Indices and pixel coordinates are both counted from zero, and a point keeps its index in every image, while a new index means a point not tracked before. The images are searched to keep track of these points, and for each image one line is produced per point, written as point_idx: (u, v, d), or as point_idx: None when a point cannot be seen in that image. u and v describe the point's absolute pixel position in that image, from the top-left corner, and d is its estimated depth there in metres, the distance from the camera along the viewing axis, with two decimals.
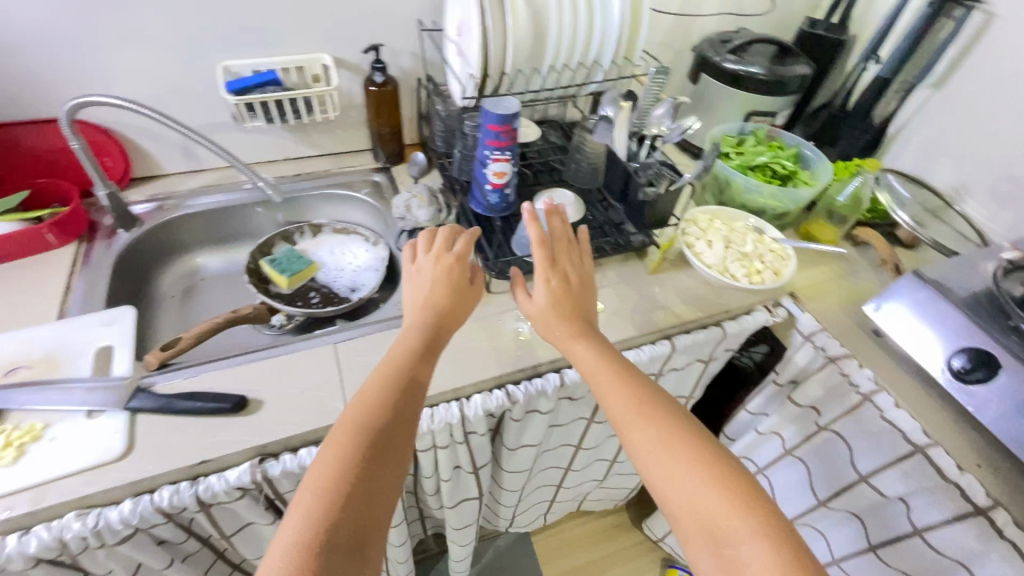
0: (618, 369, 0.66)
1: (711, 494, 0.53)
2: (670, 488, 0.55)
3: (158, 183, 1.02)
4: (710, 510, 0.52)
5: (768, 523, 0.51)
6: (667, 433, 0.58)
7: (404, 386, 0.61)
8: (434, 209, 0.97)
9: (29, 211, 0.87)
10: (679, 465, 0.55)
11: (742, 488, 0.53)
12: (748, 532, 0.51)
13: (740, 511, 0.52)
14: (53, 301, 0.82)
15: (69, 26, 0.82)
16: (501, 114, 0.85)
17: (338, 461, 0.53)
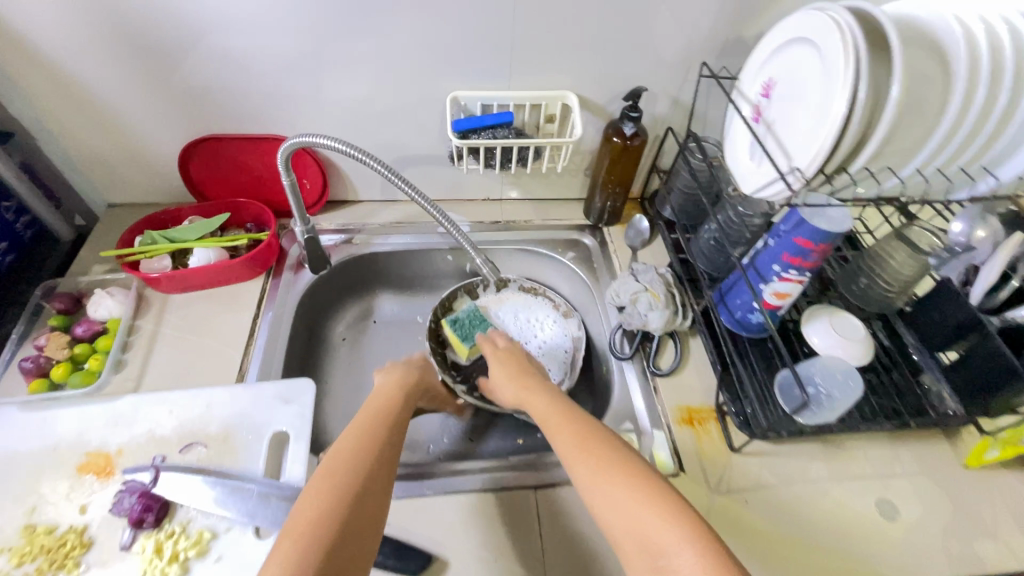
0: (576, 418, 0.58)
1: (638, 506, 0.45)
2: (616, 517, 0.46)
3: (351, 210, 0.91)
4: (640, 521, 0.44)
5: (682, 510, 0.44)
6: (600, 456, 0.51)
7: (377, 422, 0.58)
8: (669, 312, 0.75)
9: (227, 236, 0.79)
10: (608, 481, 0.48)
11: (669, 495, 0.45)
12: (677, 536, 0.42)
13: (663, 513, 0.44)
14: (235, 349, 0.73)
15: (305, 40, 0.70)
16: (825, 230, 0.58)
17: (311, 511, 0.46)
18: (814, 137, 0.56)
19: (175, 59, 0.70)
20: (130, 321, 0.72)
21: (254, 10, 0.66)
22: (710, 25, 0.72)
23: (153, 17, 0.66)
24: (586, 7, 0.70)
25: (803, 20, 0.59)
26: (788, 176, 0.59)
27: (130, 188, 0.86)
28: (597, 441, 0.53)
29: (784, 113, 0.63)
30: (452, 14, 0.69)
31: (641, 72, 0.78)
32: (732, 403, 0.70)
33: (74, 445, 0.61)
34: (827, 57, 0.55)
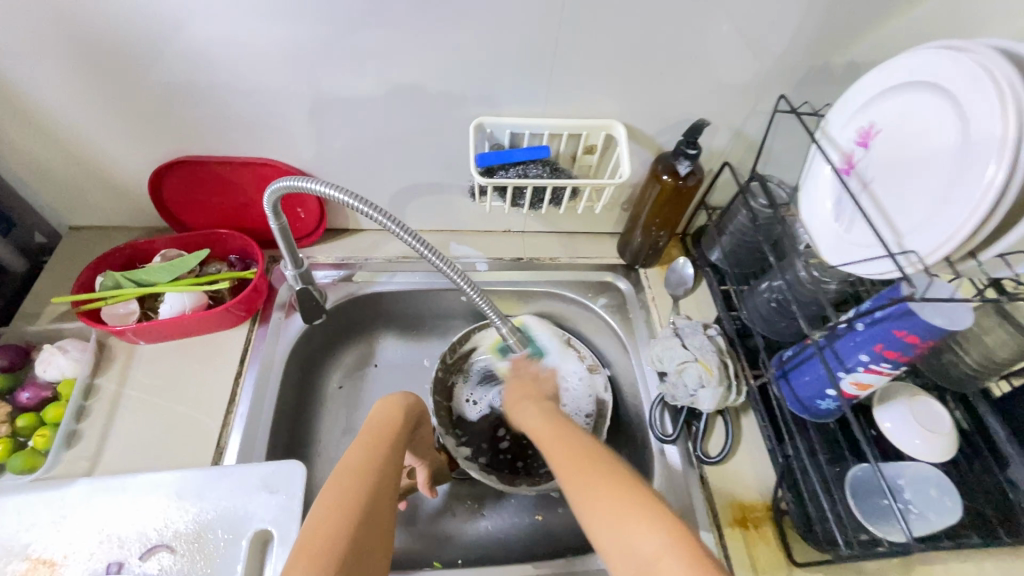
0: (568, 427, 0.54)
1: (624, 512, 0.41)
2: (602, 522, 0.42)
3: (353, 240, 0.79)
4: (624, 525, 0.41)
5: (668, 516, 0.40)
6: (593, 460, 0.47)
7: (391, 421, 0.56)
8: (723, 388, 0.65)
9: (205, 278, 0.67)
10: (597, 484, 0.45)
11: (654, 502, 0.42)
12: (660, 544, 0.38)
13: (646, 517, 0.40)
14: (212, 417, 0.62)
15: (302, 52, 0.58)
16: (941, 327, 0.47)
17: (314, 527, 0.42)
18: (942, 215, 0.45)
19: (142, 71, 0.58)
20: (86, 381, 0.61)
21: (238, 15, 0.54)
22: (793, 51, 0.60)
23: (112, 20, 0.53)
24: (646, 24, 0.57)
25: (935, 61, 0.46)
26: (900, 258, 0.48)
27: (96, 211, 0.74)
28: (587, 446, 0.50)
29: (894, 174, 0.51)
30: (481, 27, 0.56)
31: (701, 101, 0.65)
32: (793, 504, 0.59)
33: (10, 547, 0.50)
34: (973, 116, 0.43)
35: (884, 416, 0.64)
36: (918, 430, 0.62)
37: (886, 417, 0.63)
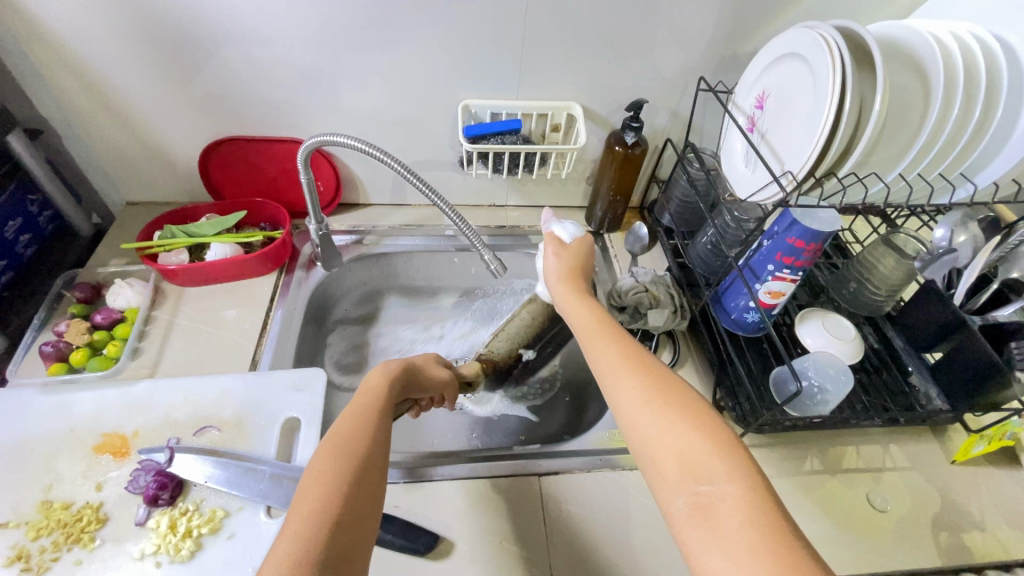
0: (621, 340, 0.55)
1: (687, 433, 0.44)
2: (667, 443, 0.44)
3: (363, 212, 0.95)
4: (693, 450, 0.43)
5: (734, 447, 0.43)
6: (655, 383, 0.49)
7: (376, 389, 0.58)
8: (669, 313, 0.79)
9: (242, 233, 0.82)
10: (660, 409, 0.47)
11: (719, 429, 0.44)
12: (727, 466, 0.41)
13: (715, 445, 0.43)
14: (248, 340, 0.75)
15: (329, 51, 0.75)
16: (816, 229, 0.63)
17: (312, 476, 0.46)
18: (808, 138, 0.60)
19: (200, 64, 0.74)
20: (147, 311, 0.75)
21: (278, 19, 0.70)
22: (706, 42, 0.78)
23: (182, 24, 0.70)
24: (590, 23, 0.75)
25: (800, 34, 0.63)
26: (781, 178, 0.64)
27: (150, 187, 0.90)
28: (647, 365, 0.51)
29: (776, 121, 0.68)
30: (467, 30, 0.74)
31: (641, 86, 0.83)
32: (731, 403, 0.72)
33: (90, 426, 0.63)
34: (818, 67, 0.60)
35: (803, 332, 0.77)
36: (827, 336, 0.75)
37: (804, 333, 0.77)
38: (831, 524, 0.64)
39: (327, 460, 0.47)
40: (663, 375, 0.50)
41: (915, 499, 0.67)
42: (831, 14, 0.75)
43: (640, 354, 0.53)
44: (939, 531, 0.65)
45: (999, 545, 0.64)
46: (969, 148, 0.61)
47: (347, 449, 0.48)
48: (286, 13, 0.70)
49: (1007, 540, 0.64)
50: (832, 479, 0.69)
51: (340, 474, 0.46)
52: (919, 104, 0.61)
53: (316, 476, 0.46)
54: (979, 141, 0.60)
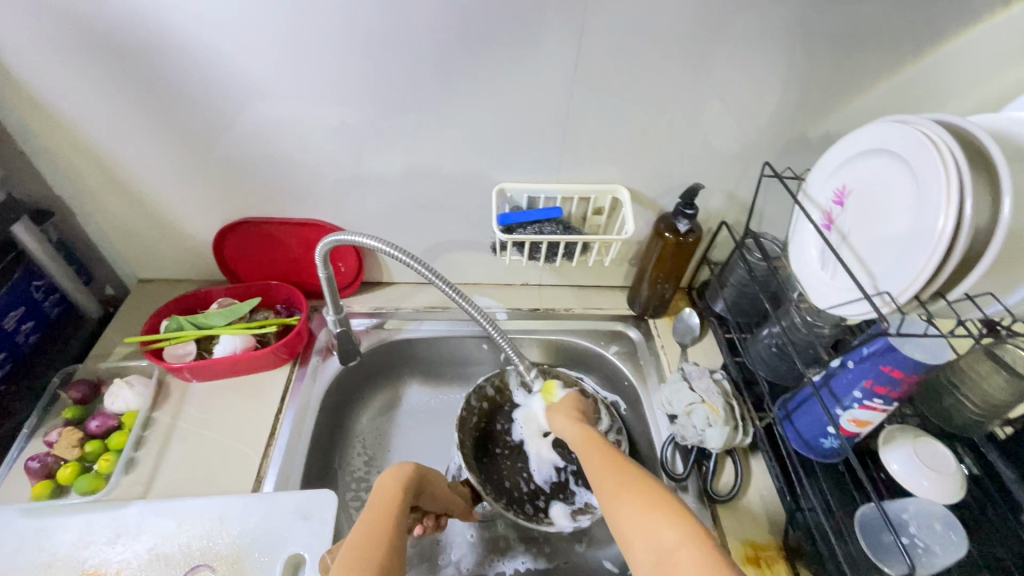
0: (601, 444, 0.58)
1: (647, 512, 0.45)
2: (631, 521, 0.46)
3: (387, 292, 0.88)
4: (652, 526, 0.44)
5: (688, 516, 0.44)
6: (620, 475, 0.52)
7: (393, 493, 0.56)
8: (729, 429, 0.68)
9: (254, 322, 0.75)
10: (624, 491, 0.49)
11: (675, 503, 0.45)
12: (678, 533, 0.42)
13: (668, 515, 0.44)
14: (252, 450, 0.67)
15: (356, 131, 0.70)
16: (919, 360, 0.52)
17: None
18: (911, 255, 0.51)
19: (218, 145, 0.70)
20: (147, 413, 0.68)
21: (301, 99, 0.66)
22: (768, 123, 0.70)
23: (201, 105, 0.66)
24: (639, 104, 0.68)
25: (893, 129, 0.54)
26: (874, 298, 0.54)
27: (164, 265, 0.85)
28: (617, 459, 0.55)
29: (863, 225, 0.58)
30: (505, 111, 0.68)
31: (694, 168, 0.75)
32: (809, 548, 0.61)
33: (70, 562, 0.55)
34: (922, 172, 0.51)
35: (889, 456, 0.63)
36: (920, 468, 0.60)
37: (892, 458, 0.63)
38: None
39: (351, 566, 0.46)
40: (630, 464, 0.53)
41: None
42: (917, 94, 0.67)
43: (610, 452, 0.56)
44: None
45: None
46: None
47: (368, 553, 0.48)
48: (313, 96, 0.66)
49: None
50: None
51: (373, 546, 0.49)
52: None
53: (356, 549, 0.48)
54: None
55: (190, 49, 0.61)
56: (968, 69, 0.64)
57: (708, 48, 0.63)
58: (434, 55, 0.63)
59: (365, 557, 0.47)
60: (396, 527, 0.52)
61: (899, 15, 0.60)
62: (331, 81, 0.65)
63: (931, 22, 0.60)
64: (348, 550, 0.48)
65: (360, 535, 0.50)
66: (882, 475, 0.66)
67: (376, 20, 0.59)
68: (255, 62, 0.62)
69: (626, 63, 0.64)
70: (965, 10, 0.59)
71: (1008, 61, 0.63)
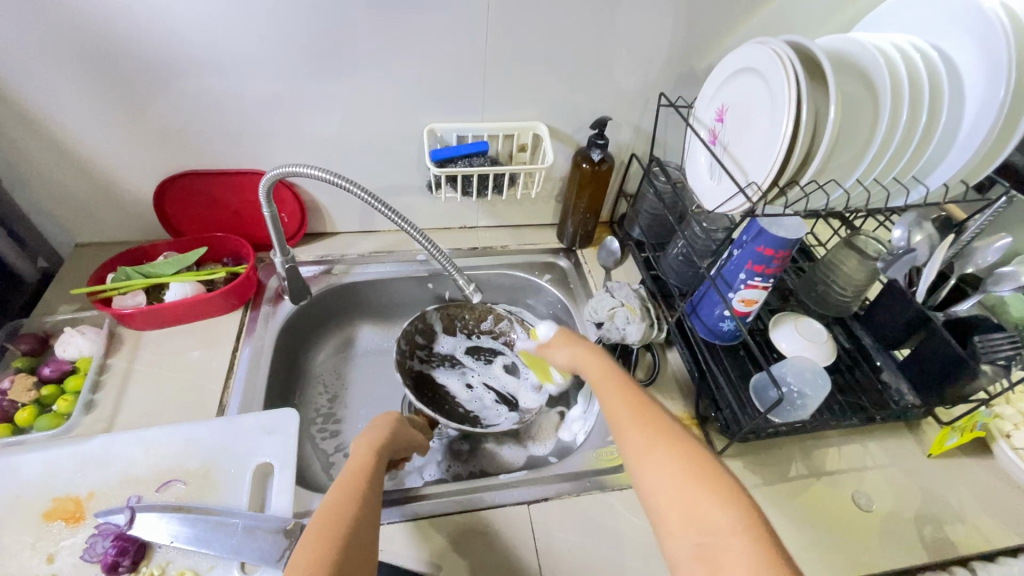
0: (628, 393, 0.55)
1: (695, 490, 0.43)
2: (668, 494, 0.44)
3: (331, 241, 0.92)
4: (701, 507, 0.42)
5: (736, 496, 0.42)
6: (655, 430, 0.49)
7: (361, 469, 0.54)
8: (646, 325, 0.78)
9: (203, 270, 0.78)
10: (659, 453, 0.47)
11: (724, 479, 0.44)
12: (733, 519, 0.41)
13: (718, 494, 0.43)
14: (213, 384, 0.71)
15: (291, 77, 0.73)
16: (784, 237, 0.64)
17: (310, 552, 0.44)
18: (769, 151, 0.62)
19: (149, 96, 0.71)
20: (101, 360, 0.70)
21: (235, 46, 0.68)
22: (665, 58, 0.80)
23: (129, 54, 0.66)
24: (552, 42, 0.76)
25: (752, 52, 0.66)
26: (746, 190, 0.65)
27: (100, 227, 0.85)
28: (649, 412, 0.52)
29: (737, 134, 0.69)
30: (432, 54, 0.74)
31: (604, 103, 0.84)
32: (714, 413, 0.72)
33: (39, 493, 0.57)
34: (773, 82, 0.62)
35: (779, 339, 0.77)
36: (801, 341, 0.76)
37: (780, 340, 0.77)
38: (821, 530, 0.64)
39: (319, 534, 0.45)
40: (660, 420, 0.51)
41: (897, 498, 0.68)
42: (780, 31, 0.79)
43: (641, 402, 0.54)
44: (921, 525, 0.66)
45: (976, 535, 0.65)
46: (917, 151, 0.65)
47: (337, 525, 0.46)
48: (247, 42, 0.68)
49: (987, 531, 0.66)
50: (815, 481, 0.69)
51: (334, 529, 0.46)
52: (868, 111, 0.64)
53: (319, 525, 0.46)
54: (923, 144, 0.64)
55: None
56: (816, 6, 0.77)
57: None
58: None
59: (327, 537, 0.45)
60: (368, 498, 0.51)
61: None
62: (264, 28, 0.67)
63: None
64: (320, 518, 0.47)
65: (329, 506, 0.49)
66: (774, 353, 0.80)
67: None
68: (186, 10, 0.64)
69: (538, 3, 0.71)
70: None
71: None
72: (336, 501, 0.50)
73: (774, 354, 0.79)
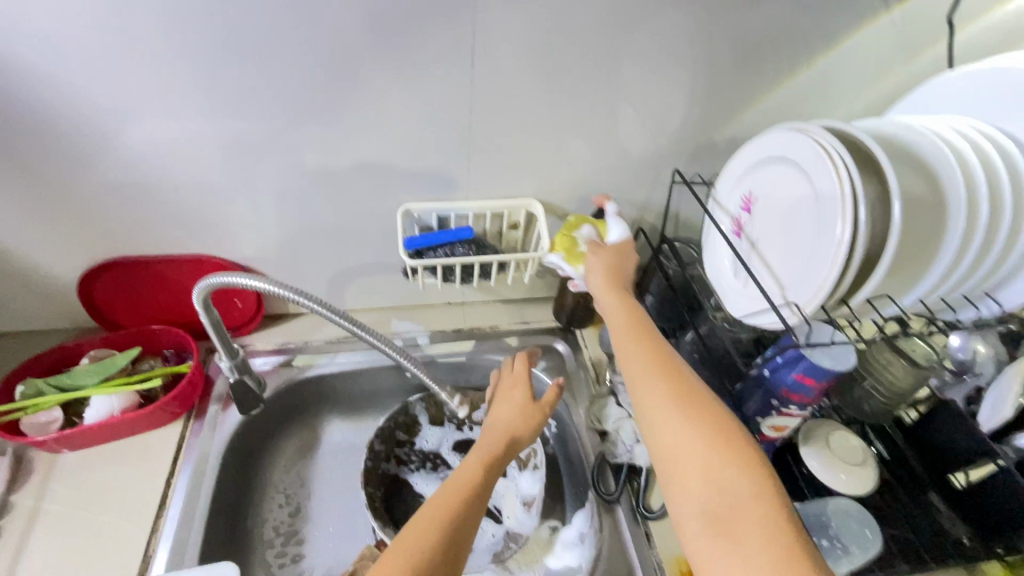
0: (650, 339, 0.52)
1: (715, 454, 0.42)
2: (684, 452, 0.43)
3: (294, 325, 0.80)
4: (720, 471, 0.41)
5: (758, 464, 0.41)
6: (677, 386, 0.47)
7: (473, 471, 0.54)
8: None
9: (135, 376, 0.66)
10: (680, 418, 0.45)
11: (746, 445, 0.42)
12: (752, 490, 0.40)
13: (740, 462, 0.41)
14: (136, 526, 0.59)
15: (234, 155, 0.62)
16: (830, 368, 0.53)
17: (407, 553, 0.45)
18: (814, 265, 0.51)
19: (68, 179, 0.60)
20: (0, 499, 0.59)
21: (164, 123, 0.57)
22: (677, 129, 0.69)
23: (35, 134, 0.56)
24: (545, 114, 0.65)
25: (788, 137, 0.54)
26: (782, 309, 0.55)
27: (20, 318, 0.73)
28: (673, 366, 0.49)
29: (769, 232, 0.58)
30: (404, 128, 0.63)
31: (606, 177, 0.73)
32: None
33: None
34: (819, 180, 0.51)
35: (811, 455, 0.63)
36: (837, 464, 0.62)
37: (811, 455, 0.63)
38: None
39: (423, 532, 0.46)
40: (686, 376, 0.48)
41: None
42: (811, 100, 0.68)
43: (663, 352, 0.51)
44: None
45: None
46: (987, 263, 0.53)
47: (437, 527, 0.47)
48: (179, 120, 0.57)
49: None
50: None
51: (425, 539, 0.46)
52: (933, 216, 0.52)
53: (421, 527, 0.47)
54: (996, 254, 0.53)
55: (16, 67, 0.51)
56: (855, 73, 0.66)
57: (610, 57, 0.60)
58: (317, 70, 0.56)
59: (426, 539, 0.46)
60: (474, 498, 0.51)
61: (792, 20, 0.60)
62: (199, 102, 0.56)
63: (819, 25, 0.61)
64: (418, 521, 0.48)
65: (431, 505, 0.50)
66: (794, 463, 0.66)
67: (245, 30, 0.52)
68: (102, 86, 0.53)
69: (526, 72, 0.60)
70: (851, 13, 0.61)
71: (889, 65, 0.66)
72: (441, 501, 0.50)
73: (794, 464, 0.67)
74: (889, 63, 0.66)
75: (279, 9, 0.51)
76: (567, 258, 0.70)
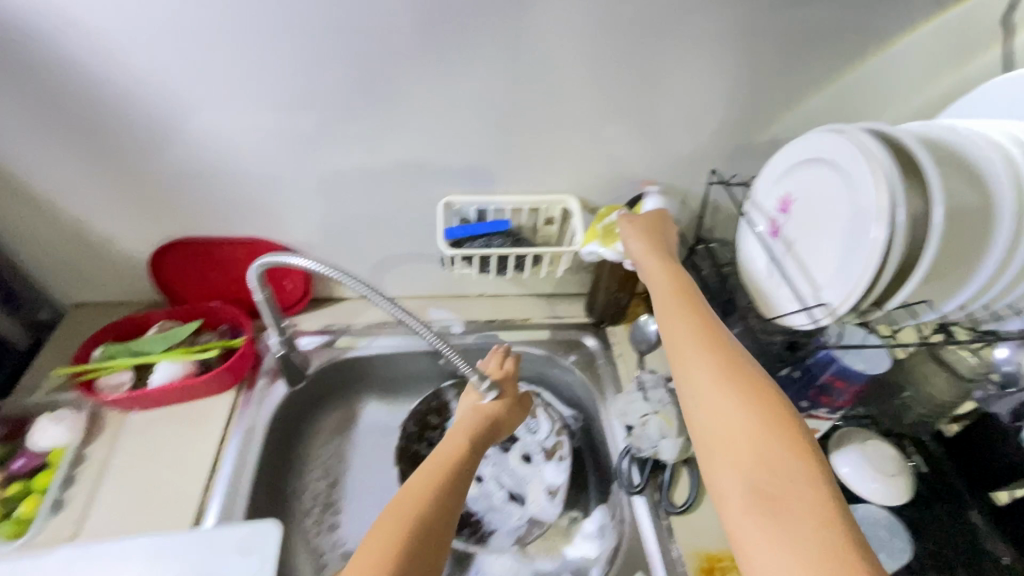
0: (699, 315, 0.53)
1: (764, 433, 0.42)
2: (732, 429, 0.44)
3: (337, 309, 0.85)
4: (770, 449, 0.41)
5: (806, 449, 0.41)
6: (729, 365, 0.47)
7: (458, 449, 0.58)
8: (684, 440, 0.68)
9: (195, 347, 0.72)
10: (731, 395, 0.45)
11: (795, 428, 0.43)
12: (801, 470, 0.40)
13: (790, 444, 0.42)
14: (191, 482, 0.65)
15: (293, 145, 0.66)
16: None
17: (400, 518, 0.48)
18: (850, 264, 0.51)
19: (148, 163, 0.66)
20: (76, 449, 0.66)
21: (233, 114, 0.63)
22: (716, 129, 0.69)
23: (122, 122, 0.62)
24: (585, 112, 0.67)
25: (827, 138, 0.54)
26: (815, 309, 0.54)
27: (98, 289, 0.81)
28: (722, 344, 0.50)
29: (805, 233, 0.58)
30: (449, 123, 0.66)
31: (642, 176, 0.74)
32: None
33: None
34: (857, 179, 0.51)
35: (841, 462, 0.62)
36: (869, 472, 0.61)
37: (841, 462, 0.62)
38: None
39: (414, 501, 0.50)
40: (736, 355, 0.48)
41: None
42: (858, 101, 0.67)
43: (712, 330, 0.51)
44: None
45: None
46: None
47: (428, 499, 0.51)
48: (247, 111, 0.63)
49: None
50: None
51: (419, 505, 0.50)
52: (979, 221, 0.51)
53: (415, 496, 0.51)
54: None
55: (112, 61, 0.57)
56: (905, 75, 0.65)
57: (651, 57, 0.62)
58: (373, 67, 0.60)
59: (418, 506, 0.50)
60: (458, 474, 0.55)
61: (837, 21, 0.60)
62: (265, 96, 0.62)
63: (867, 27, 0.61)
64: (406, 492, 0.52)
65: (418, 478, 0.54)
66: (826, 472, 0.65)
67: (310, 30, 0.57)
68: (183, 80, 0.59)
69: (569, 71, 0.62)
70: (902, 14, 0.60)
71: (941, 68, 0.65)
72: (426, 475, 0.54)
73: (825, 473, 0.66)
74: (943, 65, 0.64)
75: (342, 11, 0.56)
76: (605, 242, 0.69)
